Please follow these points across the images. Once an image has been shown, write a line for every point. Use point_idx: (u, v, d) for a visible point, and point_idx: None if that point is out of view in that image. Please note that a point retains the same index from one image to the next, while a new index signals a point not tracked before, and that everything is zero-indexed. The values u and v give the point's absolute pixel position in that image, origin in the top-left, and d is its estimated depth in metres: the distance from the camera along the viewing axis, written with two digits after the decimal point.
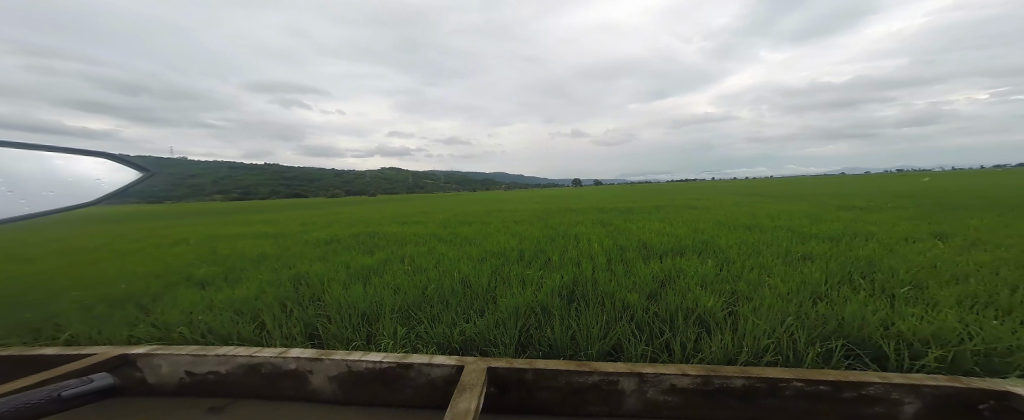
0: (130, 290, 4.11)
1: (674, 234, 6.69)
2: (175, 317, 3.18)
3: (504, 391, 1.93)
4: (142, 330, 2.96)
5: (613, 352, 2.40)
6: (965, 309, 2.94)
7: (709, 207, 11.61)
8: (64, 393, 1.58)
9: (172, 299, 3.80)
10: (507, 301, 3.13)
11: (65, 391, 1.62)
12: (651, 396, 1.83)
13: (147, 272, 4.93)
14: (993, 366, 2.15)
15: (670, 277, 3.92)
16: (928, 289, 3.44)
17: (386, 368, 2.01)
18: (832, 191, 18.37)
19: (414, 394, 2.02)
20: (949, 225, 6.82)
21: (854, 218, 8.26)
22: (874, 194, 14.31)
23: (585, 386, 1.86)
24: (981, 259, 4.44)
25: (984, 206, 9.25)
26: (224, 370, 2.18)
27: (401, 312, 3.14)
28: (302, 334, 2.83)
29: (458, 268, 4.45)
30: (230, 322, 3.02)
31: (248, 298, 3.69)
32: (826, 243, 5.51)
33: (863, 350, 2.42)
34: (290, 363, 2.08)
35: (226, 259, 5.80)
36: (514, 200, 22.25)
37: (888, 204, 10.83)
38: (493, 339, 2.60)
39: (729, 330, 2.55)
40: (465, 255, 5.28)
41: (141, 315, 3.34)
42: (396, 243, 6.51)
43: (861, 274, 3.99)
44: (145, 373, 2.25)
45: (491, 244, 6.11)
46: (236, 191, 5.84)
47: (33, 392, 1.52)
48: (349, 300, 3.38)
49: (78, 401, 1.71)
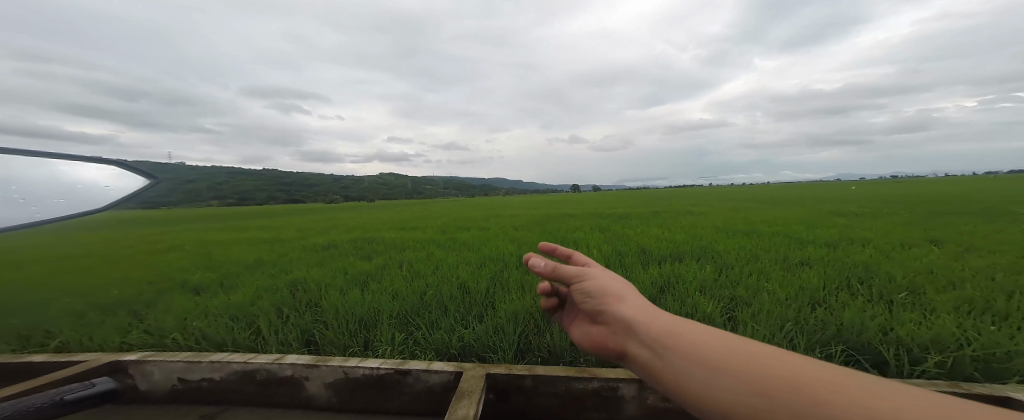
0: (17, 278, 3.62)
1: (673, 240, 5.72)
2: (58, 319, 2.71)
3: (615, 405, 1.54)
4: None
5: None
6: (963, 314, 2.46)
7: (705, 214, 11.08)
8: (64, 397, 1.38)
9: (61, 294, 3.30)
10: (507, 305, 2.49)
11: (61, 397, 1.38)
12: (650, 404, 1.52)
13: (101, 265, 4.42)
14: (992, 372, 1.81)
15: (667, 283, 3.19)
16: (923, 295, 2.88)
17: (503, 379, 1.61)
18: (828, 197, 17.31)
19: (529, 408, 1.61)
20: (945, 230, 6.22)
21: (849, 223, 7.66)
22: (883, 201, 12.85)
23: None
24: (979, 264, 3.77)
25: (987, 210, 8.63)
26: (218, 378, 1.73)
27: (320, 313, 2.64)
28: (302, 340, 2.26)
29: (397, 273, 3.72)
30: (117, 327, 2.55)
31: (152, 300, 3.20)
32: (824, 248, 4.76)
33: (862, 356, 2.03)
34: (288, 370, 1.68)
35: (171, 256, 5.28)
36: (502, 205, 21.68)
37: (884, 210, 10.25)
38: (492, 344, 2.06)
39: (800, 336, 2.11)
40: (411, 259, 4.60)
41: (10, 309, 2.87)
42: (397, 248, 5.61)
43: (857, 279, 3.34)
44: (139, 380, 1.79)
45: (492, 249, 5.09)
46: (232, 195, 5.46)
47: (29, 398, 1.32)
48: (345, 303, 2.69)
49: (79, 407, 1.46)
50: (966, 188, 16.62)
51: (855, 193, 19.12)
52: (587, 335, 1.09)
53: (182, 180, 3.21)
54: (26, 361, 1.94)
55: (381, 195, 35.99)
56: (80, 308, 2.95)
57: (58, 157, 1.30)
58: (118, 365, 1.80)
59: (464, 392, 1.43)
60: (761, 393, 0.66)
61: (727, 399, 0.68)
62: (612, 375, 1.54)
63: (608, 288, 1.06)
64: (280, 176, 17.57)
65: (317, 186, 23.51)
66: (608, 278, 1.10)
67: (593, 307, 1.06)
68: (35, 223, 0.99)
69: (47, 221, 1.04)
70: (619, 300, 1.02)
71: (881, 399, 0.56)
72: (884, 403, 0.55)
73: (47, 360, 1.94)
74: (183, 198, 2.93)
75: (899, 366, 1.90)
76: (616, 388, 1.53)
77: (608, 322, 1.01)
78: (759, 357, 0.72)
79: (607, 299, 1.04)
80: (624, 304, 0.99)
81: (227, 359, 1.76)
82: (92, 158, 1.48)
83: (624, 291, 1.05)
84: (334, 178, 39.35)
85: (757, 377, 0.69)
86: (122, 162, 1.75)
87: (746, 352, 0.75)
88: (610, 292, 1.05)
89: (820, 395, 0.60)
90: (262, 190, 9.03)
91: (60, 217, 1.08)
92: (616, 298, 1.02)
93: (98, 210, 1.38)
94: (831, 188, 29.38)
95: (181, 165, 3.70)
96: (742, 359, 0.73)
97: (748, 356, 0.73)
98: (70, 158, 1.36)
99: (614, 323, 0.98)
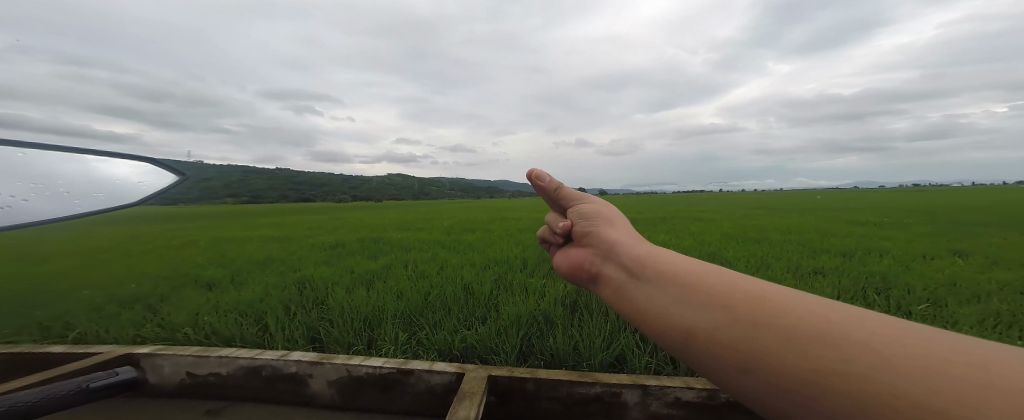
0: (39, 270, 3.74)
1: (681, 246, 5.62)
2: (76, 311, 2.79)
3: (616, 411, 1.53)
4: (19, 317, 2.62)
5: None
6: (986, 328, 2.37)
7: (714, 221, 10.90)
8: (89, 385, 1.43)
9: (79, 287, 3.39)
10: (511, 307, 2.49)
11: (87, 384, 1.44)
12: (654, 411, 1.50)
13: (119, 259, 4.54)
14: None
15: None
16: (944, 307, 2.79)
17: (505, 382, 1.60)
18: (845, 206, 16.88)
19: (531, 412, 1.60)
20: (968, 241, 6.00)
21: (869, 233, 7.41)
22: (902, 210, 12.45)
23: (721, 405, 1.47)
24: (1006, 278, 3.61)
25: (1014, 222, 8.28)
26: (225, 373, 1.77)
27: (326, 311, 2.67)
28: (308, 337, 2.29)
29: (403, 273, 3.74)
30: (131, 321, 2.61)
31: (165, 295, 3.28)
32: (839, 258, 4.63)
33: None
34: (293, 367, 1.70)
35: (185, 253, 5.40)
36: (509, 207, 21.62)
37: (903, 219, 9.93)
38: (494, 346, 2.06)
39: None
40: (418, 259, 4.62)
41: (31, 301, 2.97)
42: (404, 248, 5.66)
43: (874, 290, 3.24)
44: (149, 373, 1.83)
45: (498, 251, 5.10)
46: (245, 193, 5.57)
47: (58, 384, 1.37)
48: (350, 302, 2.71)
49: (104, 395, 1.50)
50: (989, 198, 16.02)
51: (871, 201, 18.57)
52: (569, 255, 1.18)
53: (200, 178, 3.30)
54: (43, 352, 1.99)
55: (391, 196, 36.42)
56: (97, 301, 3.04)
57: (94, 154, 1.36)
58: (131, 358, 1.84)
59: (466, 393, 1.43)
60: (727, 307, 0.68)
61: (692, 313, 0.72)
62: (614, 381, 1.53)
63: (602, 214, 1.15)
64: (292, 175, 17.86)
65: (327, 186, 23.84)
66: (604, 205, 1.19)
67: (584, 228, 1.15)
68: (69, 216, 1.03)
69: (79, 214, 1.09)
70: (611, 225, 1.12)
71: (837, 312, 0.59)
72: (834, 315, 0.59)
73: (66, 351, 2.00)
74: (200, 197, 3.01)
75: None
76: (619, 394, 1.51)
77: (595, 243, 1.11)
78: (727, 280, 0.74)
79: (599, 223, 1.13)
80: (614, 230, 1.09)
81: (234, 354, 1.79)
82: (120, 155, 1.54)
83: (617, 220, 1.15)
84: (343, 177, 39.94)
85: (725, 292, 0.72)
86: (148, 160, 1.81)
87: (716, 274, 0.77)
88: (605, 218, 1.14)
89: (782, 310, 0.63)
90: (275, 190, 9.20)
91: (92, 211, 1.12)
92: (609, 225, 1.11)
93: (127, 205, 1.43)
94: (845, 196, 28.69)
95: (199, 164, 3.78)
96: (712, 280, 0.76)
97: (716, 275, 0.76)
98: (104, 154, 1.41)
99: (599, 243, 1.08)
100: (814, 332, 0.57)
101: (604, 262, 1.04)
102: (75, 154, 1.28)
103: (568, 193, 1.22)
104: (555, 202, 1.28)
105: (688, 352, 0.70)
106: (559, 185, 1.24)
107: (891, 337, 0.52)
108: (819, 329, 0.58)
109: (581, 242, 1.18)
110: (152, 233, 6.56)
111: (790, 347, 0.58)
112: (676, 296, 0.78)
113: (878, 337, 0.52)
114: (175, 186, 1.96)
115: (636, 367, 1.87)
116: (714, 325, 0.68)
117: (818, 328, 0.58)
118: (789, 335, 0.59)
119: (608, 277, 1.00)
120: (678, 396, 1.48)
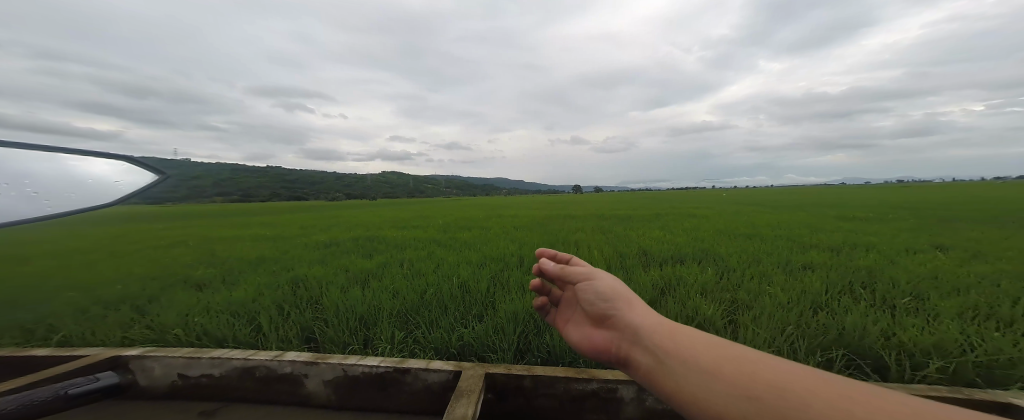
0: (20, 271, 3.64)
1: (675, 243, 5.66)
2: (60, 314, 2.71)
3: (614, 407, 1.53)
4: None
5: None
6: (966, 320, 2.43)
7: (707, 217, 11.00)
8: (71, 391, 1.38)
9: (61, 289, 3.29)
10: (507, 305, 2.49)
11: (72, 390, 1.39)
12: (649, 405, 1.52)
13: (105, 259, 4.46)
14: (995, 378, 1.77)
15: (668, 285, 3.13)
16: (927, 300, 2.86)
17: (503, 379, 1.60)
18: (834, 201, 17.18)
19: (529, 408, 1.61)
20: (950, 235, 6.16)
21: (855, 228, 7.54)
22: (888, 206, 12.69)
23: None
24: (985, 271, 3.71)
25: (991, 216, 8.52)
26: (218, 374, 1.74)
27: (319, 312, 2.63)
28: (302, 337, 2.27)
29: (397, 271, 3.70)
30: (118, 324, 2.55)
31: (153, 297, 3.20)
32: (826, 252, 4.72)
33: (863, 360, 1.99)
34: (288, 367, 1.68)
35: (174, 252, 5.29)
36: (505, 205, 21.58)
37: (888, 214, 10.14)
38: (492, 343, 2.06)
39: (803, 339, 2.07)
40: (412, 258, 4.59)
41: (12, 303, 2.88)
42: (398, 247, 5.62)
43: (860, 284, 3.31)
44: (138, 376, 1.79)
45: (493, 249, 5.08)
46: (235, 191, 5.48)
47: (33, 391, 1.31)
48: (346, 301, 2.68)
49: (85, 401, 1.46)
50: (970, 194, 16.43)
51: (859, 198, 18.86)
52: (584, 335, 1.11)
53: (187, 177, 3.23)
54: (26, 356, 1.94)
55: (385, 194, 36.17)
56: (83, 303, 2.98)
57: (69, 152, 1.31)
58: (117, 360, 1.80)
59: (463, 391, 1.42)
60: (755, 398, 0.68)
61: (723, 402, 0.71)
62: (611, 376, 1.54)
63: (616, 291, 1.09)
64: (284, 173, 17.65)
65: (320, 184, 23.57)
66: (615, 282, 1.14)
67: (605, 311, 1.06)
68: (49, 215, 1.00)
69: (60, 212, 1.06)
70: (627, 304, 1.04)
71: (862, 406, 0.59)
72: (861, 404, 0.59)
73: (51, 355, 1.95)
74: (188, 195, 2.94)
75: (900, 371, 1.83)
76: (615, 390, 1.52)
77: (617, 326, 1.01)
78: (750, 365, 0.76)
79: (617, 303, 1.05)
80: (634, 311, 1.01)
81: (228, 355, 1.77)
82: (101, 153, 1.50)
83: (632, 298, 1.07)
84: (336, 175, 39.53)
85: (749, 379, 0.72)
86: (133, 158, 1.77)
87: (738, 359, 0.78)
88: (619, 297, 1.07)
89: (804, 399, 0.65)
90: (265, 187, 9.06)
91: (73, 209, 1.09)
92: (627, 305, 1.03)
93: (106, 205, 1.39)
94: (831, 194, 29.21)
95: (188, 162, 3.73)
96: (735, 366, 0.76)
97: (740, 361, 0.78)
98: (83, 152, 1.37)
99: (622, 325, 1.00)
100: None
101: (629, 347, 0.94)
102: (51, 152, 1.24)
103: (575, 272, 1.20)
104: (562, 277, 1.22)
105: None
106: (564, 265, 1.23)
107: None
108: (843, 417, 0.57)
109: (598, 321, 1.09)
110: (139, 233, 6.41)
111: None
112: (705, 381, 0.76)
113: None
114: (160, 186, 1.91)
115: None
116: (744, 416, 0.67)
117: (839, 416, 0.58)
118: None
119: (635, 363, 0.91)
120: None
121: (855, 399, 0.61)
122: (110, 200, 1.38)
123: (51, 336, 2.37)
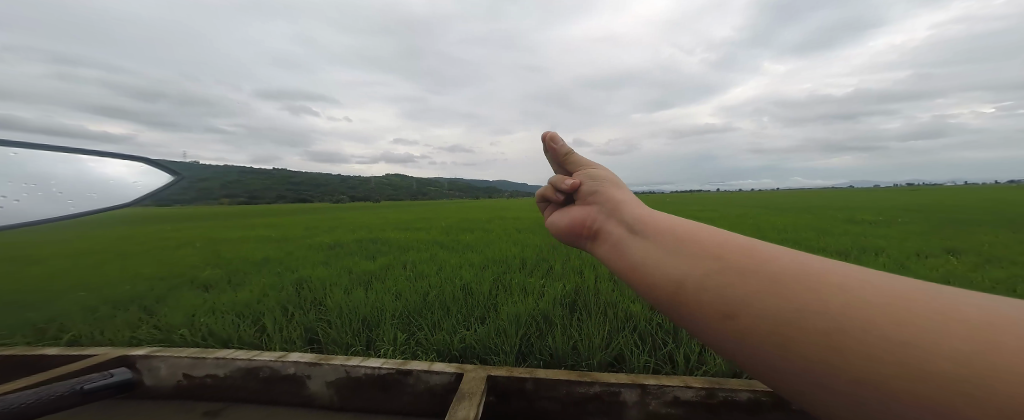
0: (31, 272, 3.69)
1: None
2: (69, 314, 2.75)
3: (615, 411, 1.52)
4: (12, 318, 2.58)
5: (699, 365, 1.89)
6: None
7: (712, 220, 10.90)
8: (84, 387, 1.40)
9: (67, 289, 3.31)
10: (509, 307, 2.49)
11: (85, 386, 1.41)
12: (652, 410, 1.51)
13: (113, 261, 4.52)
14: None
15: None
16: None
17: (504, 381, 1.60)
18: (841, 204, 16.93)
19: (530, 412, 1.60)
20: (961, 239, 6.05)
21: (863, 231, 7.44)
22: (896, 210, 12.50)
23: (720, 404, 1.48)
24: (998, 276, 3.65)
25: (1002, 220, 8.37)
26: (223, 374, 1.76)
27: (322, 312, 2.64)
28: (305, 338, 2.29)
29: (401, 273, 3.71)
30: (124, 324, 2.57)
31: (161, 297, 3.23)
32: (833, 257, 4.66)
33: None
34: (291, 368, 1.69)
35: (181, 253, 5.35)
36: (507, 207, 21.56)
37: (898, 218, 10.01)
38: (494, 346, 2.06)
39: None
40: (416, 259, 4.60)
41: (21, 303, 2.91)
42: (400, 249, 5.64)
43: None
44: (145, 375, 1.81)
45: (495, 251, 5.07)
46: (241, 194, 5.54)
47: (51, 385, 1.34)
48: (349, 303, 2.70)
49: (98, 397, 1.48)
50: (979, 197, 16.14)
51: (867, 201, 18.60)
52: (569, 213, 1.20)
53: (196, 178, 3.29)
54: (37, 354, 1.97)
55: (390, 196, 36.41)
56: (93, 303, 3.02)
57: (87, 154, 1.35)
58: (125, 359, 1.82)
59: (465, 393, 1.42)
60: (717, 258, 0.70)
61: (685, 266, 0.74)
62: (614, 380, 1.52)
63: (610, 178, 1.19)
64: (289, 174, 17.78)
65: (324, 186, 23.70)
66: (611, 174, 1.23)
67: (590, 187, 1.16)
68: (69, 214, 1.03)
69: (81, 211, 1.09)
70: (618, 189, 1.14)
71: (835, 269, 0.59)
72: (816, 263, 0.62)
73: (62, 353, 1.98)
74: (197, 195, 2.98)
75: None
76: (618, 394, 1.51)
77: (599, 201, 1.13)
78: (723, 235, 0.75)
79: (604, 184, 1.15)
80: (619, 192, 1.11)
81: (232, 355, 1.78)
82: (117, 155, 1.53)
83: (622, 185, 1.17)
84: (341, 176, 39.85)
85: (713, 244, 0.74)
86: (147, 160, 1.81)
87: (713, 232, 0.76)
88: (610, 182, 1.17)
89: (773, 260, 0.65)
90: (269, 189, 9.13)
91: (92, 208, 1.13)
92: (614, 187, 1.14)
93: (121, 205, 1.42)
94: (836, 197, 28.92)
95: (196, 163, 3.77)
96: (708, 235, 0.76)
97: (715, 232, 0.76)
98: (99, 154, 1.41)
99: (604, 201, 1.10)
100: (804, 287, 0.59)
101: (605, 220, 1.05)
102: (70, 154, 1.28)
103: (577, 159, 1.28)
104: (563, 166, 1.33)
105: (669, 299, 0.74)
106: (569, 152, 1.29)
107: (872, 292, 0.54)
108: (812, 284, 0.59)
109: (581, 201, 1.21)
110: (146, 234, 6.48)
111: (773, 291, 0.61)
112: (667, 248, 0.80)
113: (862, 297, 0.54)
114: (172, 186, 1.95)
115: (636, 367, 1.88)
116: (706, 276, 0.69)
117: (807, 280, 0.60)
118: (771, 281, 0.62)
119: (608, 234, 1.01)
120: (677, 395, 1.48)
121: (824, 271, 0.60)
122: (125, 200, 1.42)
123: (59, 336, 2.40)
